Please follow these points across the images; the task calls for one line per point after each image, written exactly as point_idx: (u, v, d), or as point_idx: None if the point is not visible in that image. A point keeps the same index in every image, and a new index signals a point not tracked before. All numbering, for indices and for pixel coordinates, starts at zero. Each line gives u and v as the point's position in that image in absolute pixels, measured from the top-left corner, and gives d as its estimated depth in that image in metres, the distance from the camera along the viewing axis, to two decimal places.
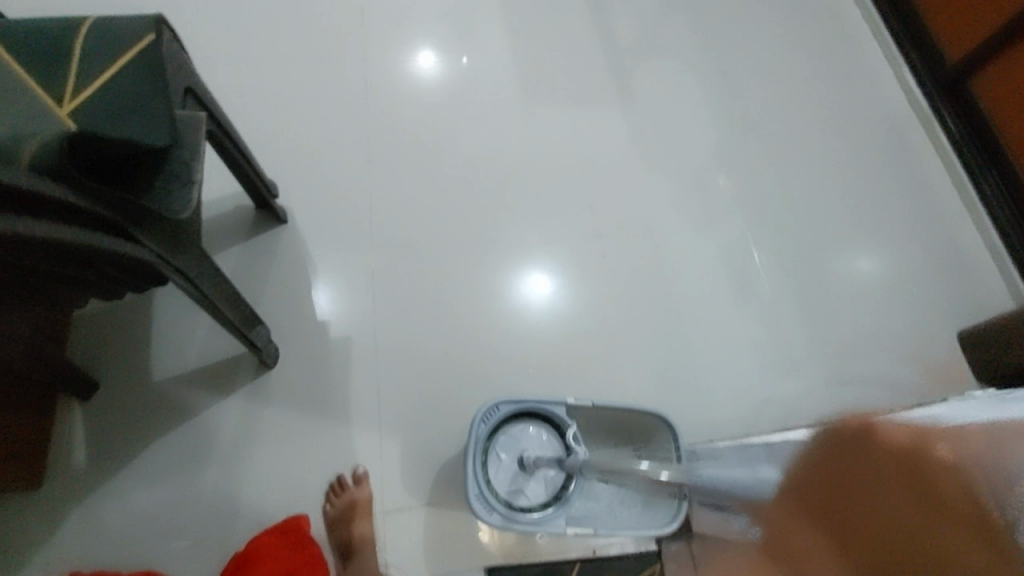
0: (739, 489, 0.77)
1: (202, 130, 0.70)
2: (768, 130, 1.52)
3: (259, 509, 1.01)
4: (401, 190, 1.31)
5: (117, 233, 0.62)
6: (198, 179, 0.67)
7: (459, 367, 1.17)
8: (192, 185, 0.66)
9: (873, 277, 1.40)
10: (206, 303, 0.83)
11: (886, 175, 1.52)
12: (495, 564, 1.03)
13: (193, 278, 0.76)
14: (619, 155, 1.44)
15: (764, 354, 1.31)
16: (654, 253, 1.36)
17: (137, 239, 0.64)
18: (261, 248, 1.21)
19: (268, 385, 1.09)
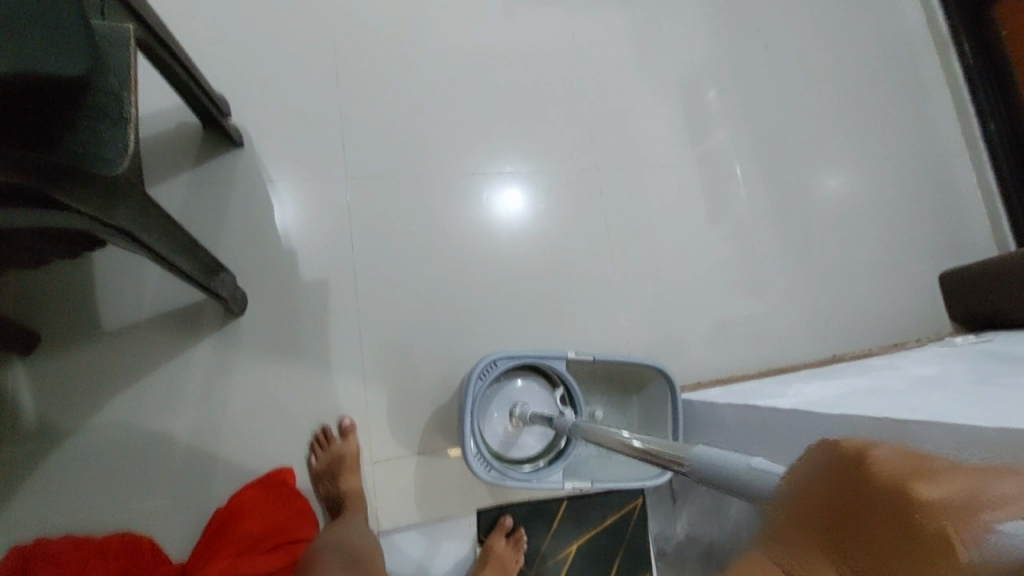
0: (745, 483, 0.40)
1: (130, 50, 0.59)
2: (776, 46, 1.39)
3: (240, 460, 0.97)
4: (374, 108, 1.15)
5: (48, 205, 0.51)
6: (131, 116, 0.57)
7: (447, 308, 1.10)
8: (124, 124, 0.56)
9: (870, 214, 1.37)
10: (157, 258, 0.76)
11: (893, 105, 1.44)
12: (485, 506, 1.04)
13: (137, 233, 0.67)
14: (618, 72, 1.29)
15: (759, 295, 1.27)
16: (652, 186, 1.26)
17: (72, 207, 0.53)
18: (216, 177, 1.06)
19: (237, 332, 1.01)
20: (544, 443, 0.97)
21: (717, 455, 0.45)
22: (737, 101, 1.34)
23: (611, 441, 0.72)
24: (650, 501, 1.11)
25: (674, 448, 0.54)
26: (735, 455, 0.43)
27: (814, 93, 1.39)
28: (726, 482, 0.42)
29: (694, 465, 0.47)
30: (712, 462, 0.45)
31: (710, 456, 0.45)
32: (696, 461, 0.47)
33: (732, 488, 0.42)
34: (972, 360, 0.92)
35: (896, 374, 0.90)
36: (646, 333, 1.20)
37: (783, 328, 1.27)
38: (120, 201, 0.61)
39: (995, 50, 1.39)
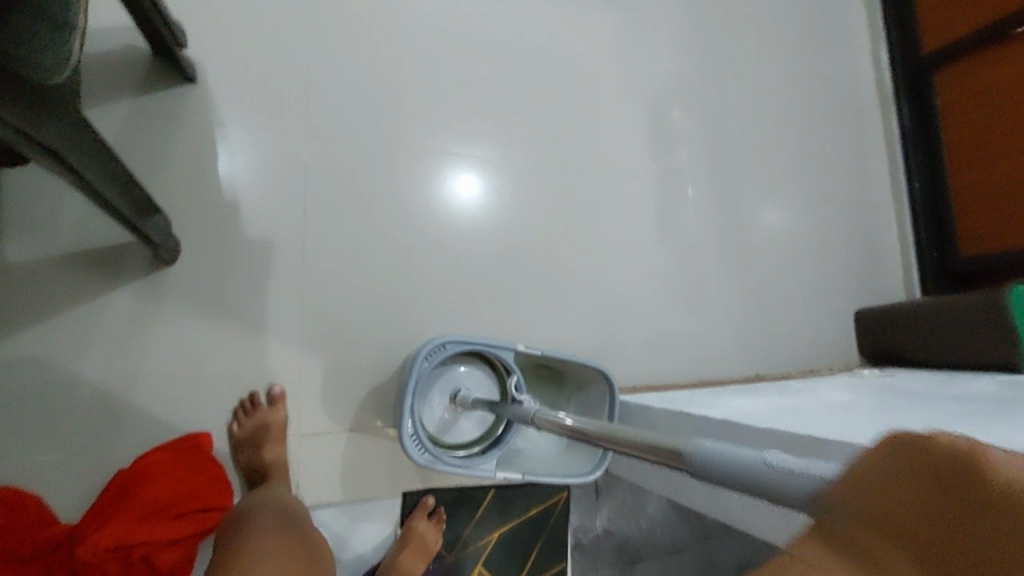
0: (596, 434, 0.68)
1: None
2: (744, 77, 1.45)
3: (154, 416, 0.91)
4: (342, 68, 1.09)
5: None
6: (75, 23, 0.54)
7: (397, 285, 1.07)
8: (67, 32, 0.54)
9: (805, 249, 1.47)
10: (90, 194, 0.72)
11: (837, 152, 1.54)
12: (412, 488, 1.03)
13: (71, 159, 0.64)
14: (595, 76, 1.30)
15: (698, 310, 1.34)
16: (612, 192, 1.29)
17: (10, 119, 0.52)
18: (161, 112, 0.98)
19: (163, 282, 0.94)
20: (481, 430, 0.96)
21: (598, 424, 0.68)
22: (701, 122, 1.39)
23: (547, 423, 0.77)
24: (573, 495, 1.12)
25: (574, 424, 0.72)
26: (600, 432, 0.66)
27: (771, 127, 1.47)
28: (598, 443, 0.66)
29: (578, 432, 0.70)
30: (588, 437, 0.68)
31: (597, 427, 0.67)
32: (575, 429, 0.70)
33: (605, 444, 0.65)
34: (875, 391, 1.01)
35: (812, 397, 0.97)
36: (590, 334, 1.22)
37: (715, 344, 1.34)
38: (48, 114, 0.58)
39: (930, 117, 1.51)
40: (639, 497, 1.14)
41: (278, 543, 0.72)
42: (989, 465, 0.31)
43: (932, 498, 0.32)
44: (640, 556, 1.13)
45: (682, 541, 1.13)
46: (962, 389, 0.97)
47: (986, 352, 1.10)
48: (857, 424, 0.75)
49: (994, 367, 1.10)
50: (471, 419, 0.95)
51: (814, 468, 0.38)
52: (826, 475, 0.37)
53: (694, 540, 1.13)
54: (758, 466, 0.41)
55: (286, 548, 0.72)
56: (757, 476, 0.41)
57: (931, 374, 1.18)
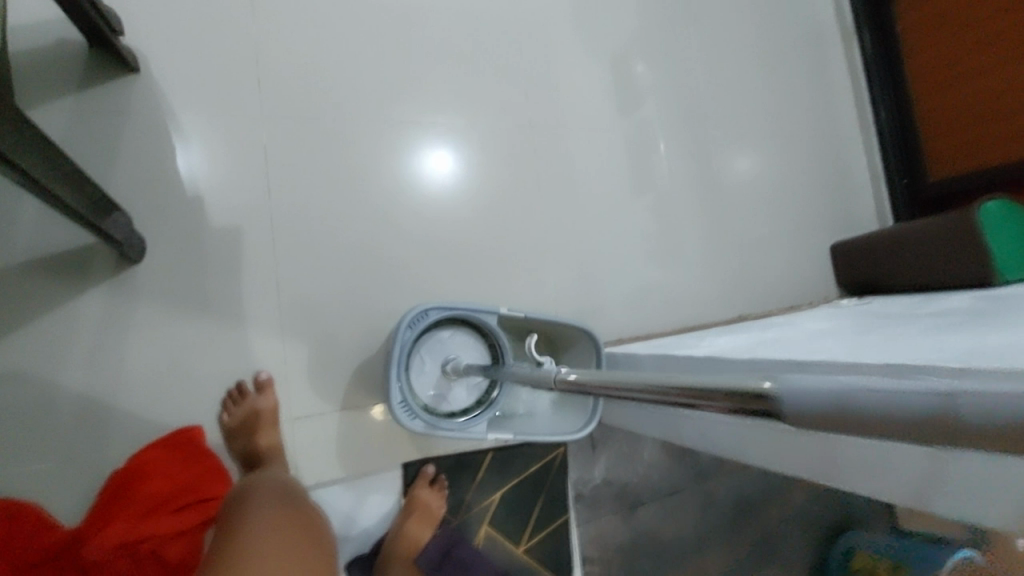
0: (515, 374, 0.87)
1: None
2: (705, 19, 1.44)
3: (142, 415, 0.91)
4: (291, 46, 1.05)
5: None
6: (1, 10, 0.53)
7: (374, 261, 1.06)
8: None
9: (778, 188, 1.48)
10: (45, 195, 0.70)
11: (803, 88, 1.54)
12: (411, 460, 1.04)
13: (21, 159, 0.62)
14: (554, 31, 1.27)
15: (676, 259, 1.34)
16: (582, 148, 1.28)
17: None
18: (107, 107, 0.95)
19: (134, 280, 0.92)
20: (474, 396, 0.97)
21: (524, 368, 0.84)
22: (666, 69, 1.38)
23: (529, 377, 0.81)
24: (571, 450, 1.15)
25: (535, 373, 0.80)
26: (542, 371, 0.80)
27: (736, 68, 1.46)
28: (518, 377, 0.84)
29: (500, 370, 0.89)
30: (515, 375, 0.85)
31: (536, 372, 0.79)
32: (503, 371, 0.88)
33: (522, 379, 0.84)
34: (854, 318, 1.04)
35: (794, 329, 0.99)
36: (572, 293, 1.23)
37: (697, 290, 1.36)
38: None
39: (892, 45, 1.51)
40: (635, 445, 1.18)
41: (277, 527, 0.73)
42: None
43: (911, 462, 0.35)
44: (641, 501, 1.18)
45: (679, 483, 1.21)
46: (938, 307, 1.00)
47: (963, 269, 1.12)
48: (838, 347, 0.77)
49: (969, 284, 1.12)
50: (462, 385, 0.96)
51: (923, 388, 0.31)
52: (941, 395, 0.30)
53: (691, 481, 1.22)
54: (847, 390, 0.34)
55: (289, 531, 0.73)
56: (864, 410, 0.33)
57: (909, 297, 1.20)
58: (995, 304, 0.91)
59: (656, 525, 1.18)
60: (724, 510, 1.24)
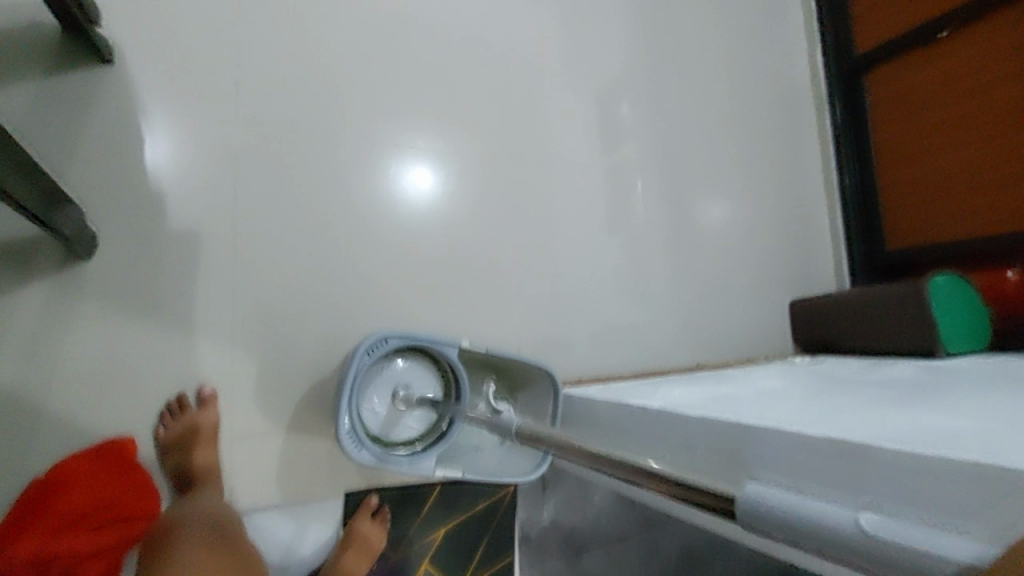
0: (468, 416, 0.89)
1: None
2: (689, 73, 1.49)
3: (70, 422, 0.86)
4: (277, 55, 1.04)
5: None
6: None
7: (338, 279, 1.04)
8: None
9: (745, 242, 1.52)
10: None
11: (776, 148, 1.60)
12: (354, 488, 1.01)
13: None
14: (542, 69, 1.30)
15: (643, 303, 1.36)
16: (559, 185, 1.29)
17: None
18: (74, 95, 0.92)
19: (80, 277, 0.88)
20: (423, 427, 0.95)
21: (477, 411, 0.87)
22: (648, 117, 1.41)
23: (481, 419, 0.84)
24: (521, 488, 1.13)
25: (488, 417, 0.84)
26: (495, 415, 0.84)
27: (714, 123, 1.51)
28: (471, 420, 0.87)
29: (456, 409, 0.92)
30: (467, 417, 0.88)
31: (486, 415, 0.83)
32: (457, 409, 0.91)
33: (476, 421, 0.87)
34: (805, 379, 1.07)
35: (747, 386, 1.01)
36: (536, 327, 1.23)
37: (659, 335, 1.37)
38: None
39: (860, 118, 1.59)
40: (586, 489, 1.16)
41: (213, 562, 0.71)
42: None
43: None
44: (586, 545, 1.15)
45: (628, 528, 1.20)
46: (883, 375, 1.04)
47: (909, 340, 1.17)
48: (784, 412, 0.79)
49: (912, 355, 1.18)
50: (414, 416, 0.94)
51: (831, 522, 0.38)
52: (960, 555, 0.35)
53: (640, 526, 1.21)
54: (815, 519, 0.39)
55: (222, 568, 0.71)
56: (862, 549, 0.37)
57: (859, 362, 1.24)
58: (936, 379, 0.95)
59: (602, 570, 1.16)
60: (670, 561, 1.22)
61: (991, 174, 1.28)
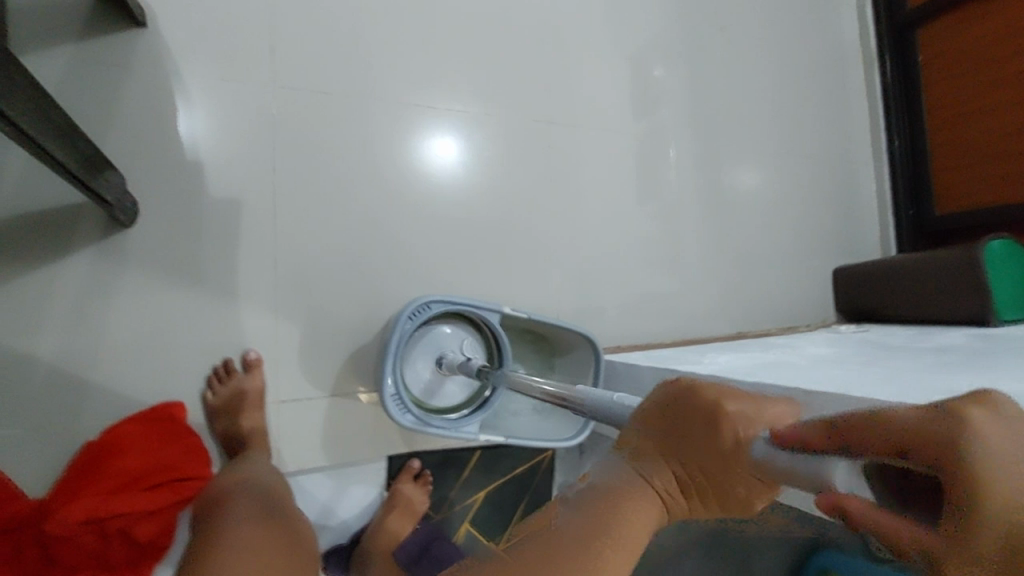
0: (518, 385, 0.80)
1: None
2: (730, 27, 1.41)
3: (123, 387, 0.87)
4: (306, 13, 1.01)
5: None
6: None
7: (375, 245, 1.03)
8: None
9: (786, 207, 1.47)
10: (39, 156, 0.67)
11: (820, 108, 1.53)
12: (396, 452, 1.01)
13: (16, 118, 0.60)
14: (578, 26, 1.24)
15: (679, 270, 1.33)
16: (595, 148, 1.25)
17: None
18: (108, 59, 0.90)
19: (124, 244, 0.88)
20: (467, 393, 0.94)
21: (526, 379, 0.77)
22: (686, 75, 1.35)
23: (530, 387, 0.74)
24: (559, 454, 1.13)
25: (533, 384, 0.73)
26: (537, 381, 0.73)
27: (755, 80, 1.44)
28: (524, 390, 0.78)
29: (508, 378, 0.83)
30: (519, 386, 0.79)
31: (532, 381, 0.73)
32: (508, 378, 0.82)
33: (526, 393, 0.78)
34: (855, 346, 1.03)
35: (796, 353, 0.98)
36: (573, 294, 1.21)
37: (697, 302, 1.34)
38: None
39: (912, 73, 1.50)
40: None
41: (268, 521, 0.70)
42: (723, 414, 0.36)
43: (675, 446, 0.38)
44: None
45: None
46: (938, 342, 1.00)
47: (965, 307, 1.11)
48: (841, 377, 0.76)
49: (966, 322, 1.12)
50: (456, 381, 0.93)
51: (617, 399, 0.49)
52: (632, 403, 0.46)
53: None
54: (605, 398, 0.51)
55: (279, 526, 0.71)
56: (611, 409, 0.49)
57: (906, 329, 1.20)
58: (996, 344, 0.91)
59: None
60: None
61: None
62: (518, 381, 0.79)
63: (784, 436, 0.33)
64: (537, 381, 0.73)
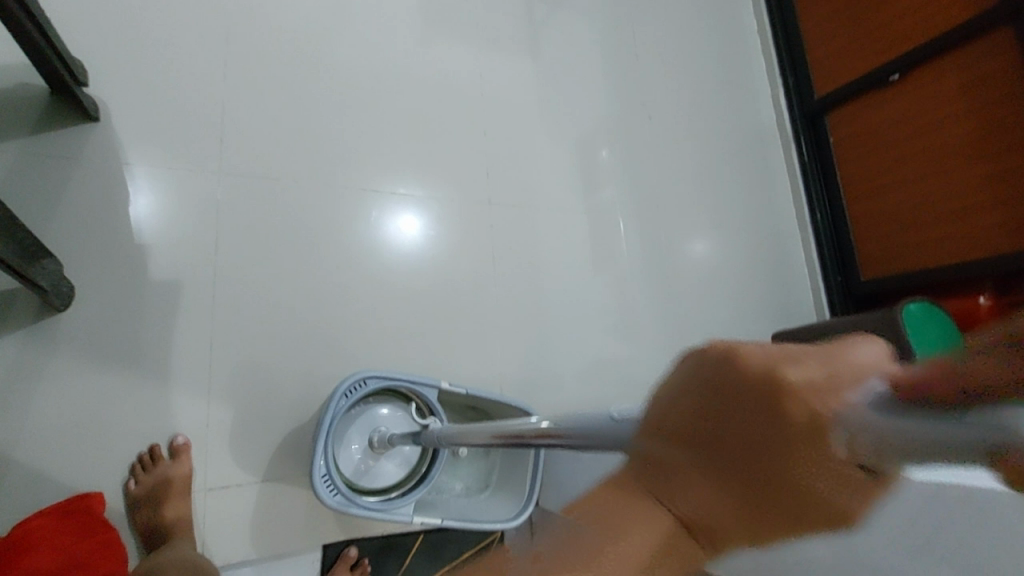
0: (456, 437, 0.76)
1: None
2: (662, 117, 1.55)
3: (36, 479, 0.83)
4: (260, 110, 1.09)
5: None
6: None
7: (319, 325, 1.04)
8: None
9: (726, 278, 1.54)
10: None
11: (751, 185, 1.65)
12: (332, 540, 0.97)
13: None
14: (519, 117, 1.36)
15: (626, 342, 1.37)
16: (539, 226, 1.32)
17: None
18: (60, 150, 0.94)
19: (54, 328, 0.88)
20: (403, 471, 0.93)
21: (471, 426, 0.73)
22: (620, 159, 1.46)
23: (473, 435, 0.71)
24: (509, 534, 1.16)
25: (479, 431, 0.70)
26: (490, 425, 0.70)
27: (686, 160, 1.56)
28: (460, 439, 0.74)
29: (446, 433, 0.78)
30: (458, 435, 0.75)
31: (478, 427, 0.70)
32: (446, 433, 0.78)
33: (463, 443, 0.74)
34: None
35: None
36: (520, 368, 1.23)
37: (645, 371, 1.37)
38: None
39: (824, 155, 1.66)
40: None
41: None
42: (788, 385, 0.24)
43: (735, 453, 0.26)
44: None
45: None
46: None
47: None
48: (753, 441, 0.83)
49: None
50: (391, 458, 0.92)
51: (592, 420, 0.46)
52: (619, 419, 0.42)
53: None
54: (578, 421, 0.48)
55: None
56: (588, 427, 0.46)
57: None
58: None
59: None
60: None
61: (966, 202, 1.34)
62: (455, 432, 0.76)
63: (888, 378, 0.22)
64: (484, 427, 0.70)
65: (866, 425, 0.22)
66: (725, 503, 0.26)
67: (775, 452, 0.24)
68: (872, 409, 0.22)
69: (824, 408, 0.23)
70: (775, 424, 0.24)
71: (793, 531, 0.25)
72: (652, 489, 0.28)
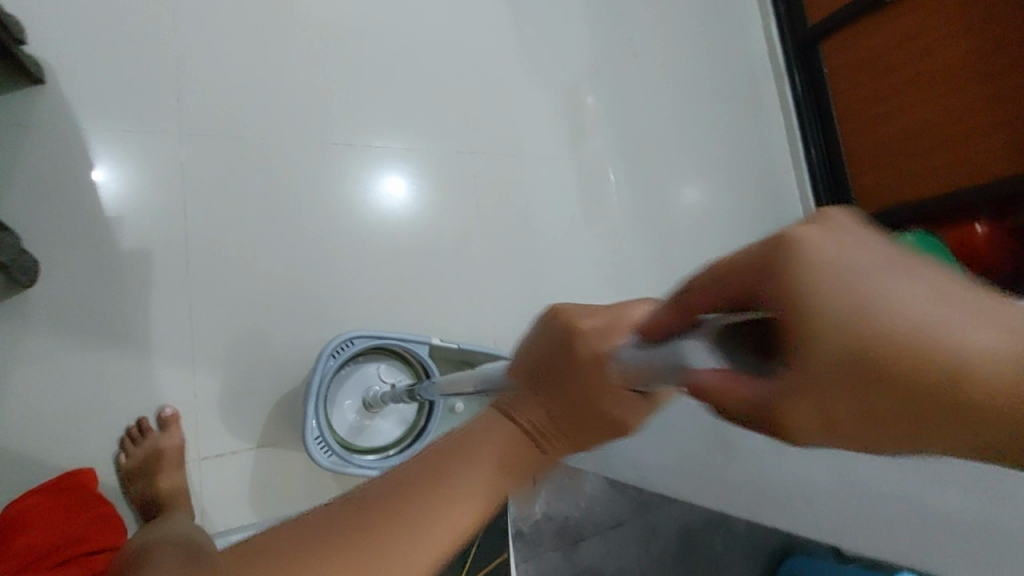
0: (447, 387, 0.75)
1: None
2: (648, 51, 1.47)
3: (26, 459, 0.82)
4: (219, 64, 1.02)
5: None
6: None
7: (303, 289, 1.01)
8: None
9: (720, 219, 1.50)
10: None
11: (744, 122, 1.59)
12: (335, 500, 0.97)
13: None
14: (497, 60, 1.28)
15: (621, 289, 1.34)
16: (525, 175, 1.27)
17: None
18: (6, 118, 0.88)
19: (25, 306, 0.84)
20: (400, 430, 0.92)
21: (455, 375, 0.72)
22: (606, 99, 1.39)
23: (457, 384, 0.70)
24: None
25: (461, 378, 0.69)
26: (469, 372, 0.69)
27: (675, 97, 1.49)
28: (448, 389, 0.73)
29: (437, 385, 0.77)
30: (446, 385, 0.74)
31: (460, 374, 0.69)
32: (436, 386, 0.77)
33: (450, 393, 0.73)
34: None
35: None
36: (514, 321, 1.21)
37: None
38: None
39: (817, 86, 1.59)
40: None
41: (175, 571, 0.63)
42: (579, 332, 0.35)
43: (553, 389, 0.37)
44: None
45: None
46: None
47: None
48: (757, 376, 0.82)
49: None
50: (386, 417, 0.91)
51: None
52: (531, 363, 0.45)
53: None
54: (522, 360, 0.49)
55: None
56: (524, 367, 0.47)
57: None
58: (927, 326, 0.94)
59: None
60: None
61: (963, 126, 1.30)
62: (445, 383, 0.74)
63: (646, 332, 0.33)
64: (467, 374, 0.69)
65: (627, 359, 0.33)
66: (546, 421, 0.37)
67: (580, 381, 0.35)
68: (633, 355, 0.32)
69: (606, 343, 0.35)
70: (574, 360, 0.35)
71: (590, 434, 0.36)
72: (500, 416, 0.38)
